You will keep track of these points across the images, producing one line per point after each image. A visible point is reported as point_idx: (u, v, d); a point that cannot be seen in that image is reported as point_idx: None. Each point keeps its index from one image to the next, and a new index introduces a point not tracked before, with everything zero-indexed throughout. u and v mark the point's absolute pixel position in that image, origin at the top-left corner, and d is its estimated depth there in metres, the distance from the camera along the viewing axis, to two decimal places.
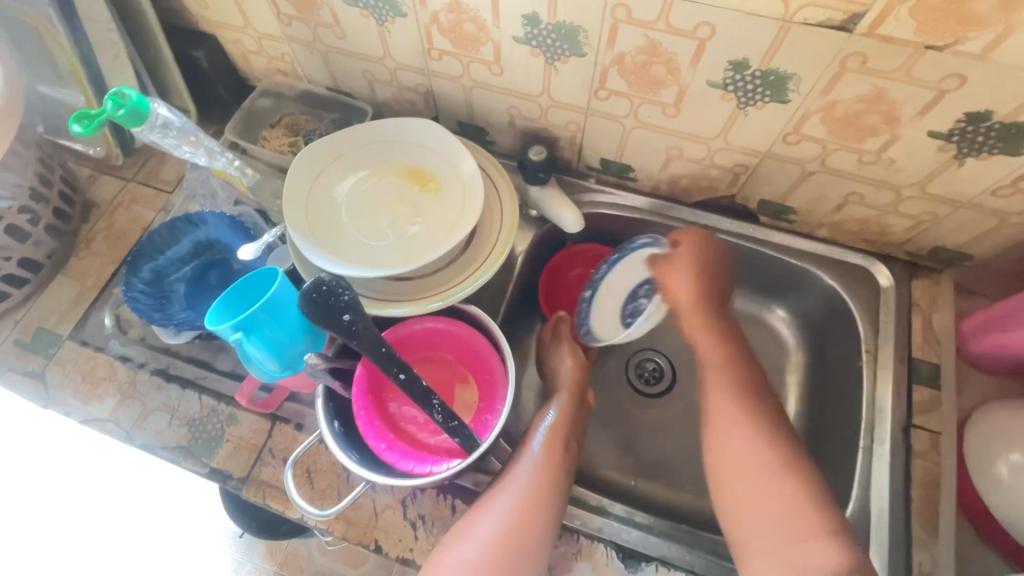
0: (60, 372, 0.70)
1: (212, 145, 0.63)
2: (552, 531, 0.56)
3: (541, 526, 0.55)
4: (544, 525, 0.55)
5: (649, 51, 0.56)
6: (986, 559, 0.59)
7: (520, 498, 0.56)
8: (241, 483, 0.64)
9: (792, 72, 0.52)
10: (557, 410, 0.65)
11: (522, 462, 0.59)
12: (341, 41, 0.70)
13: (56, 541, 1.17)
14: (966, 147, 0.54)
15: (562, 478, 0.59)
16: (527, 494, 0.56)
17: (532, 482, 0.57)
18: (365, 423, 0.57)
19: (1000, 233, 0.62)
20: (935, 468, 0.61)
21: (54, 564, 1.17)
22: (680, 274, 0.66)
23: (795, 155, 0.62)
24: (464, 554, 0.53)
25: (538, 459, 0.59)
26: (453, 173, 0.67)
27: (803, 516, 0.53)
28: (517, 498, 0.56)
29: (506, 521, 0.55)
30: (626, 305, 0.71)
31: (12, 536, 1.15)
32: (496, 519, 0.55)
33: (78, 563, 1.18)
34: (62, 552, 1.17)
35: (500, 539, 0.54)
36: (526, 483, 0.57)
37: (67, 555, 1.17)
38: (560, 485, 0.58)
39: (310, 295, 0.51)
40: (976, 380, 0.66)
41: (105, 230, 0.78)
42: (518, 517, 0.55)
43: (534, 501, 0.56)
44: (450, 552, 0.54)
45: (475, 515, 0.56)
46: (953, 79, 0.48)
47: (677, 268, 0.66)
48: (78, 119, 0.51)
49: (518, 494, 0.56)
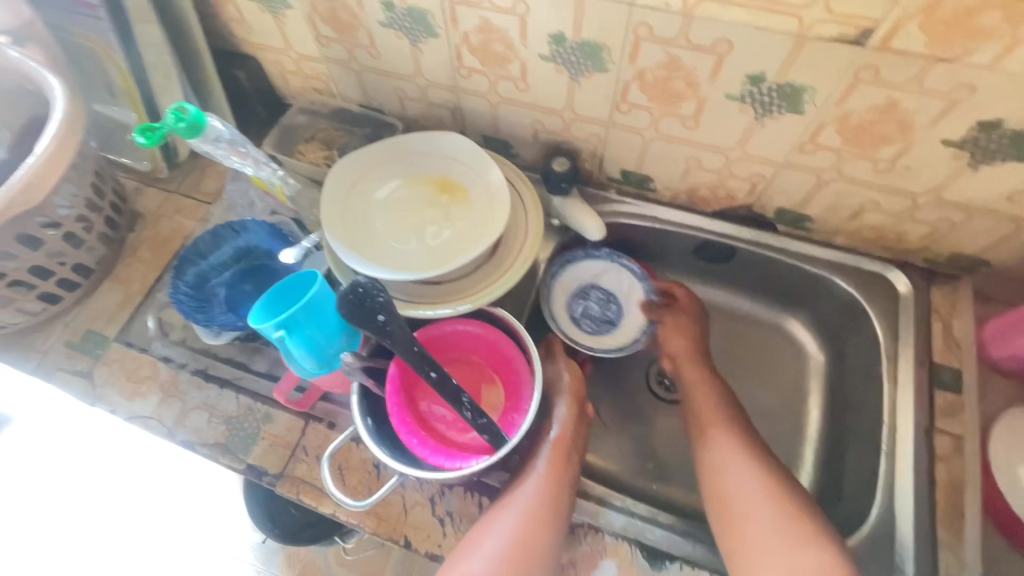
0: (106, 371, 0.74)
1: (258, 155, 0.67)
2: (555, 549, 0.57)
3: (544, 542, 0.56)
4: (547, 546, 0.57)
5: (669, 66, 0.59)
6: (1015, 562, 0.59)
7: (526, 513, 0.57)
8: (275, 479, 0.66)
9: (808, 84, 0.55)
10: (559, 425, 0.64)
11: (527, 476, 0.60)
12: (375, 60, 0.75)
13: (84, 540, 1.19)
14: (979, 154, 0.55)
15: (566, 496, 0.60)
16: (532, 509, 0.57)
17: (539, 500, 0.58)
18: (397, 419, 0.60)
19: (1016, 239, 0.63)
20: (959, 471, 0.62)
21: (77, 568, 1.18)
22: (676, 334, 0.77)
23: (812, 164, 0.65)
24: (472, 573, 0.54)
25: (544, 475, 0.60)
26: (479, 182, 0.71)
27: None
28: (523, 513, 0.57)
29: (513, 539, 0.56)
30: (581, 303, 0.79)
31: (48, 534, 1.19)
32: (502, 535, 0.56)
33: (95, 564, 1.18)
34: (85, 555, 1.18)
35: (506, 556, 0.55)
36: (532, 500, 0.58)
37: (88, 559, 1.18)
38: (564, 502, 0.59)
39: (346, 296, 0.54)
40: (998, 383, 0.67)
41: (150, 238, 0.83)
42: (524, 538, 0.56)
43: (538, 517, 0.57)
44: (457, 570, 0.55)
45: (483, 532, 0.57)
46: (964, 89, 0.50)
47: (678, 334, 0.77)
48: (143, 131, 0.55)
49: (523, 509, 0.58)
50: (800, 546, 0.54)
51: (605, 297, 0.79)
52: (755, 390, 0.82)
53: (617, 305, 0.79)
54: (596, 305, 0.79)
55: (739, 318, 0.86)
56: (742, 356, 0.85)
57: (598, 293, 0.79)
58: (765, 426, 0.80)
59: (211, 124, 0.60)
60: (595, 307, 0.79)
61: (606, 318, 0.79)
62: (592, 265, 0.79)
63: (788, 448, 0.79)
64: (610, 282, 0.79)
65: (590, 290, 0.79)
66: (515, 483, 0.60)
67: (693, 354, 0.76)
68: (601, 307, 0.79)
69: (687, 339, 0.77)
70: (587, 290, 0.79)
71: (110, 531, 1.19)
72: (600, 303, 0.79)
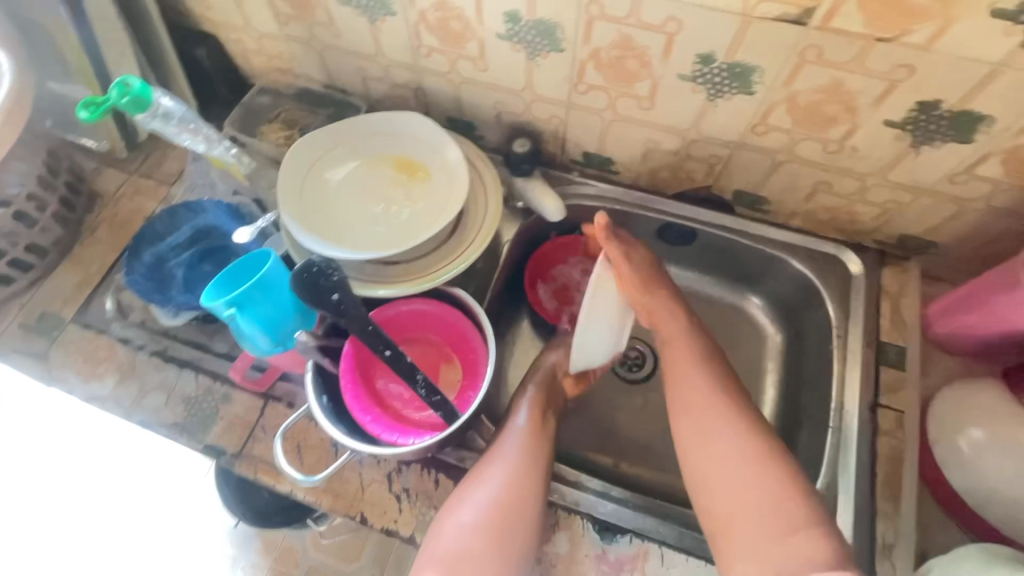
0: (63, 353, 0.73)
1: (209, 133, 0.66)
2: (533, 521, 0.58)
3: (522, 513, 0.58)
4: (525, 517, 0.58)
5: (622, 45, 0.59)
6: (950, 530, 0.62)
7: (500, 485, 0.59)
8: (233, 458, 0.67)
9: (755, 64, 0.56)
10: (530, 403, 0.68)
11: (510, 433, 0.64)
12: (335, 39, 0.74)
13: (53, 525, 1.18)
14: (921, 135, 0.57)
15: (541, 468, 0.61)
16: (507, 482, 0.59)
17: (522, 451, 0.62)
18: (352, 396, 0.60)
19: (960, 219, 0.65)
20: (900, 445, 0.64)
21: (47, 552, 1.18)
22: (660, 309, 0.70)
23: (765, 145, 0.65)
24: (465, 522, 0.57)
25: (519, 445, 0.62)
26: (439, 161, 0.71)
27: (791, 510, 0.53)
28: (498, 486, 0.59)
29: (487, 514, 0.57)
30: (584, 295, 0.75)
31: (16, 520, 1.18)
32: (478, 507, 0.58)
33: (66, 547, 1.18)
34: (55, 539, 1.18)
35: (482, 526, 0.57)
36: (506, 472, 0.60)
37: (59, 543, 1.18)
38: (545, 454, 0.63)
39: (301, 275, 0.54)
40: (941, 360, 0.69)
41: (108, 219, 0.82)
42: (514, 487, 0.59)
43: (514, 488, 0.59)
44: (450, 521, 0.57)
45: (472, 482, 0.60)
46: (903, 69, 0.51)
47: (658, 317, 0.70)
48: (86, 105, 0.54)
49: (499, 483, 0.59)
50: (786, 535, 0.52)
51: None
52: None
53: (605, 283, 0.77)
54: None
55: (701, 300, 0.87)
56: None
57: None
58: None
59: (157, 100, 0.59)
60: None
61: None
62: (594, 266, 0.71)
63: None
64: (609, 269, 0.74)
65: None
66: (499, 440, 0.64)
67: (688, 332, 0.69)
68: None
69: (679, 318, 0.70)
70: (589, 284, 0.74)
71: (83, 516, 1.19)
72: None
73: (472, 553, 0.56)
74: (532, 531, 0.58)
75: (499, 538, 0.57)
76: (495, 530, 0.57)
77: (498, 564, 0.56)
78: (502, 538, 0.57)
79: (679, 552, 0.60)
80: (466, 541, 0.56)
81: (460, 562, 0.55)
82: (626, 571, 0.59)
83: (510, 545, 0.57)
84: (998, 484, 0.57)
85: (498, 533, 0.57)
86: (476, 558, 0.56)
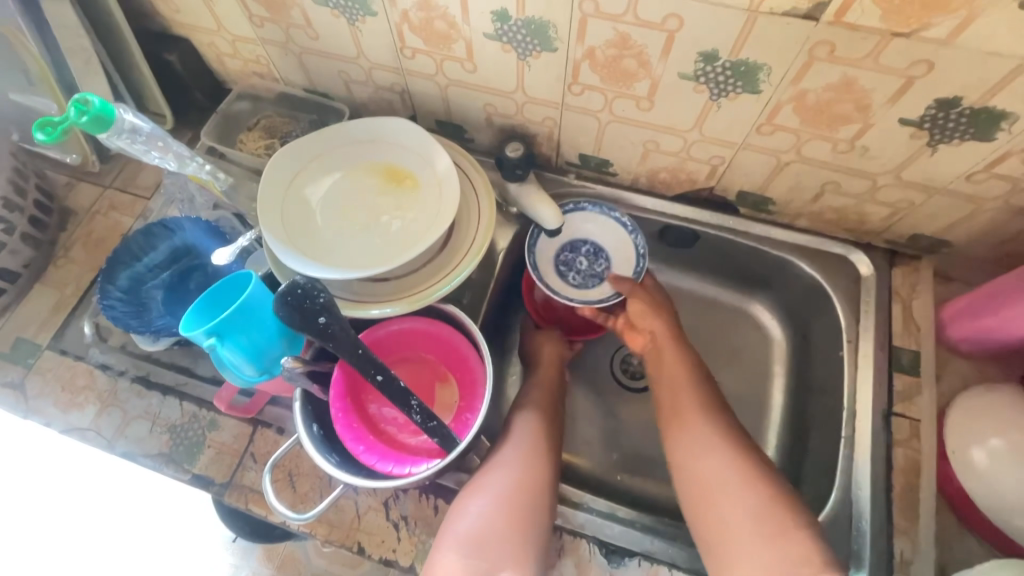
0: (40, 382, 0.70)
1: (182, 150, 0.62)
2: (549, 503, 0.58)
3: (540, 494, 0.58)
4: (543, 497, 0.58)
5: (618, 44, 0.55)
6: (967, 543, 0.60)
7: (519, 465, 0.59)
8: (223, 489, 0.64)
9: (761, 62, 0.52)
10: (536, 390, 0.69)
11: (520, 415, 0.65)
12: (313, 41, 0.70)
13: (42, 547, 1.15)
14: (938, 134, 0.53)
15: (552, 451, 0.62)
16: (525, 462, 0.59)
17: (534, 433, 0.63)
18: (343, 425, 0.58)
19: (976, 218, 0.62)
20: (916, 455, 0.61)
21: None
22: (646, 312, 0.71)
23: (771, 145, 0.62)
24: (484, 504, 0.55)
25: (531, 428, 0.63)
26: (428, 169, 0.67)
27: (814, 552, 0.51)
28: (517, 466, 0.59)
29: (507, 493, 0.56)
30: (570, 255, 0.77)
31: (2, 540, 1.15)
32: (497, 487, 0.57)
33: (59, 567, 1.15)
34: (44, 562, 1.15)
35: (504, 505, 0.55)
36: (523, 452, 0.60)
37: (50, 565, 1.15)
38: (553, 438, 0.64)
39: (285, 298, 0.51)
40: (956, 364, 0.67)
41: (83, 238, 0.78)
42: (530, 466, 0.59)
43: (533, 467, 0.59)
44: (469, 504, 0.56)
45: (487, 465, 0.59)
46: (921, 66, 0.47)
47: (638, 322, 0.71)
48: (42, 126, 0.51)
49: (516, 463, 0.59)
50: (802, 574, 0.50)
51: (594, 252, 0.77)
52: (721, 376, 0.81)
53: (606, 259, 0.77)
54: (586, 259, 0.77)
55: (705, 303, 0.84)
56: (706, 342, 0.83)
57: (583, 248, 0.77)
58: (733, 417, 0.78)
59: (121, 116, 0.55)
60: (583, 262, 0.77)
61: (591, 275, 0.76)
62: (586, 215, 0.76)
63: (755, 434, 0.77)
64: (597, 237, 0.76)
65: (574, 247, 0.77)
66: (510, 424, 0.64)
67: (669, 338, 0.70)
68: (591, 262, 0.77)
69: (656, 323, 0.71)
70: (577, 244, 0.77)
71: (72, 537, 1.16)
72: (588, 259, 0.77)
73: (494, 534, 0.54)
74: (549, 510, 0.58)
75: (519, 519, 0.55)
76: (515, 510, 0.55)
77: (519, 545, 0.54)
78: (524, 518, 0.55)
79: None
80: (487, 522, 0.54)
81: (482, 545, 0.53)
82: None
83: (531, 524, 0.56)
84: (1019, 497, 0.55)
85: (518, 512, 0.55)
86: (498, 539, 0.53)
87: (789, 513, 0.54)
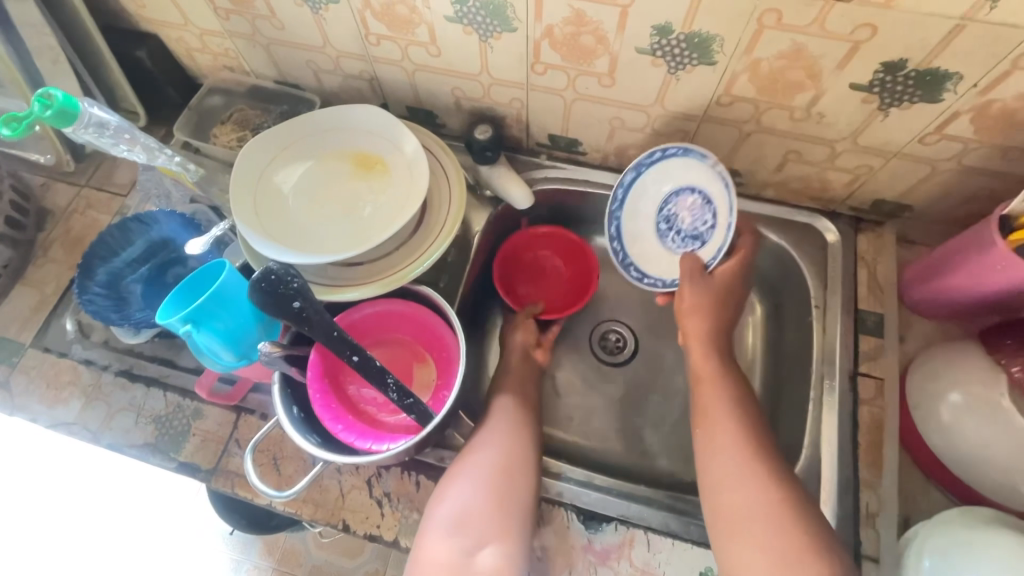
0: (25, 379, 0.71)
1: (149, 142, 0.63)
2: (533, 482, 0.60)
3: (523, 475, 0.59)
4: (525, 476, 0.59)
5: (575, 22, 0.56)
6: (932, 495, 0.62)
7: (501, 446, 0.61)
8: (209, 475, 0.65)
9: (714, 33, 0.53)
10: (517, 374, 0.72)
11: (502, 399, 0.67)
12: (279, 32, 0.70)
13: None
14: (888, 97, 0.55)
15: (534, 430, 0.65)
16: (507, 442, 0.61)
17: (512, 413, 0.65)
18: (321, 406, 0.59)
19: (933, 180, 0.63)
20: (880, 413, 0.64)
21: None
22: (695, 311, 0.67)
23: (732, 117, 0.63)
24: (466, 488, 0.57)
25: (511, 408, 0.66)
26: (398, 154, 0.68)
27: (782, 508, 0.53)
28: (499, 447, 0.60)
29: (490, 474, 0.58)
30: (664, 210, 0.72)
31: None
32: (479, 468, 0.58)
33: None
34: None
35: (487, 484, 0.57)
36: (505, 434, 0.62)
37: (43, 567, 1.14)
38: (532, 417, 0.66)
39: (259, 284, 0.51)
40: (919, 325, 0.69)
41: (62, 237, 0.79)
42: (512, 447, 0.61)
43: (514, 447, 0.61)
44: (452, 485, 0.58)
45: (468, 450, 0.61)
46: (865, 30, 0.49)
47: (692, 309, 0.67)
48: (6, 122, 0.52)
49: (499, 444, 0.61)
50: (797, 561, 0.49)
51: (702, 204, 0.69)
52: None
53: (707, 211, 0.69)
54: (689, 212, 0.70)
55: None
56: None
57: (688, 198, 0.70)
58: None
59: (86, 110, 0.56)
60: (686, 217, 0.71)
61: (695, 233, 0.71)
62: (675, 168, 0.69)
63: None
64: (701, 184, 0.68)
65: (677, 197, 0.70)
66: (490, 406, 0.66)
67: (707, 341, 0.67)
68: (694, 217, 0.70)
69: (710, 318, 0.67)
70: (679, 191, 0.70)
71: None
72: (691, 212, 0.70)
73: (477, 513, 0.56)
74: (532, 487, 0.59)
75: (501, 495, 0.57)
76: (496, 487, 0.57)
77: (502, 519, 0.56)
78: (505, 498, 0.57)
79: (666, 537, 0.60)
80: (468, 502, 0.56)
81: (466, 523, 0.55)
82: (613, 560, 0.59)
83: (510, 506, 0.57)
84: (976, 446, 0.57)
85: (500, 489, 0.57)
86: (481, 515, 0.56)
87: (758, 472, 0.56)
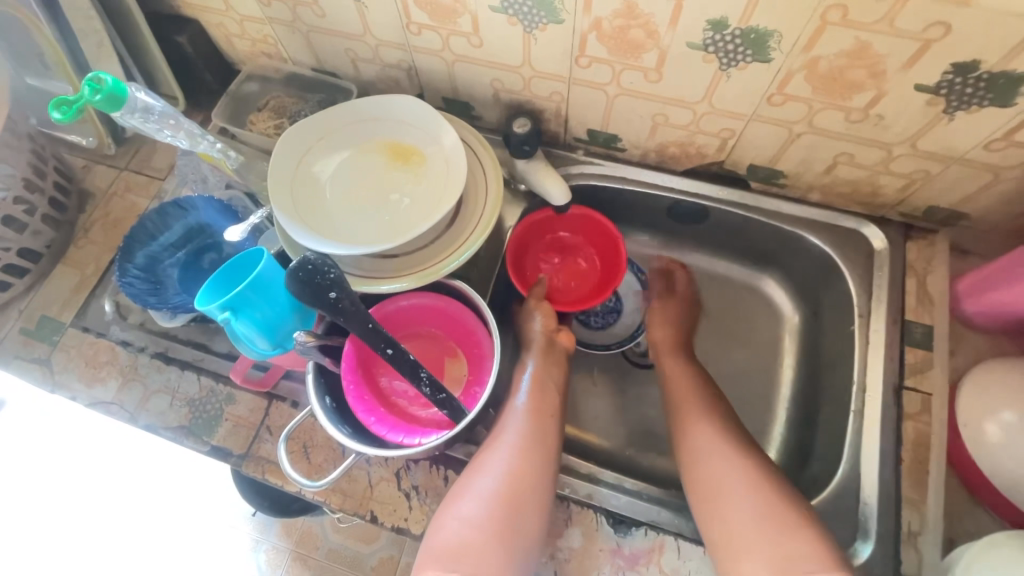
0: (65, 358, 0.72)
1: (193, 128, 0.63)
2: (540, 516, 0.56)
3: (527, 510, 0.55)
4: (530, 510, 0.56)
5: (626, 14, 0.54)
6: (977, 516, 0.60)
7: (506, 472, 0.57)
8: (240, 459, 0.66)
9: (772, 28, 0.51)
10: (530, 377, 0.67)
11: (509, 419, 0.62)
12: (320, 19, 0.69)
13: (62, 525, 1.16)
14: (955, 100, 0.52)
15: (547, 450, 0.60)
16: (515, 468, 0.57)
17: (523, 437, 0.60)
18: (355, 397, 0.59)
19: (994, 188, 0.60)
20: (926, 428, 0.61)
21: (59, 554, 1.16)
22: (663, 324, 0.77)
23: (782, 116, 0.61)
24: (464, 519, 0.54)
25: (523, 421, 0.62)
26: (435, 145, 0.67)
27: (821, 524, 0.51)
28: (503, 474, 0.57)
29: (492, 505, 0.55)
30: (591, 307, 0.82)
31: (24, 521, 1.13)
32: (480, 498, 0.55)
33: (80, 546, 1.16)
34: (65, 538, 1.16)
35: (488, 515, 0.54)
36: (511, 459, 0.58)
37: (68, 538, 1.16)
38: (549, 438, 0.61)
39: (296, 273, 0.52)
40: (970, 338, 0.66)
41: (101, 219, 0.80)
42: (519, 473, 0.57)
43: (521, 475, 0.57)
44: (451, 513, 0.55)
45: (473, 476, 0.57)
46: (939, 28, 0.46)
47: (660, 326, 0.76)
48: (58, 105, 0.53)
49: (504, 470, 0.57)
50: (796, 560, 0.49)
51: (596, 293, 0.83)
52: (730, 351, 0.81)
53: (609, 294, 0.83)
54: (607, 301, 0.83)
55: (713, 280, 0.84)
56: (718, 320, 0.83)
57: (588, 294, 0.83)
58: (738, 391, 0.78)
59: (133, 95, 0.56)
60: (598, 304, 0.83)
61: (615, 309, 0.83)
62: None
63: (763, 408, 0.77)
64: None
65: None
66: (498, 423, 0.62)
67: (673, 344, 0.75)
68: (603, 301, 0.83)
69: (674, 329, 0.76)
70: None
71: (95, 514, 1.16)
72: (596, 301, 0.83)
73: (474, 548, 0.52)
74: (536, 524, 0.56)
75: (503, 529, 0.54)
76: (498, 520, 0.54)
77: (501, 557, 0.52)
78: (506, 534, 0.53)
79: (697, 546, 0.59)
80: (467, 534, 0.53)
81: (462, 557, 0.52)
82: (641, 565, 0.58)
83: (511, 543, 0.53)
84: None
85: (502, 522, 0.54)
86: (481, 550, 0.52)
87: None
